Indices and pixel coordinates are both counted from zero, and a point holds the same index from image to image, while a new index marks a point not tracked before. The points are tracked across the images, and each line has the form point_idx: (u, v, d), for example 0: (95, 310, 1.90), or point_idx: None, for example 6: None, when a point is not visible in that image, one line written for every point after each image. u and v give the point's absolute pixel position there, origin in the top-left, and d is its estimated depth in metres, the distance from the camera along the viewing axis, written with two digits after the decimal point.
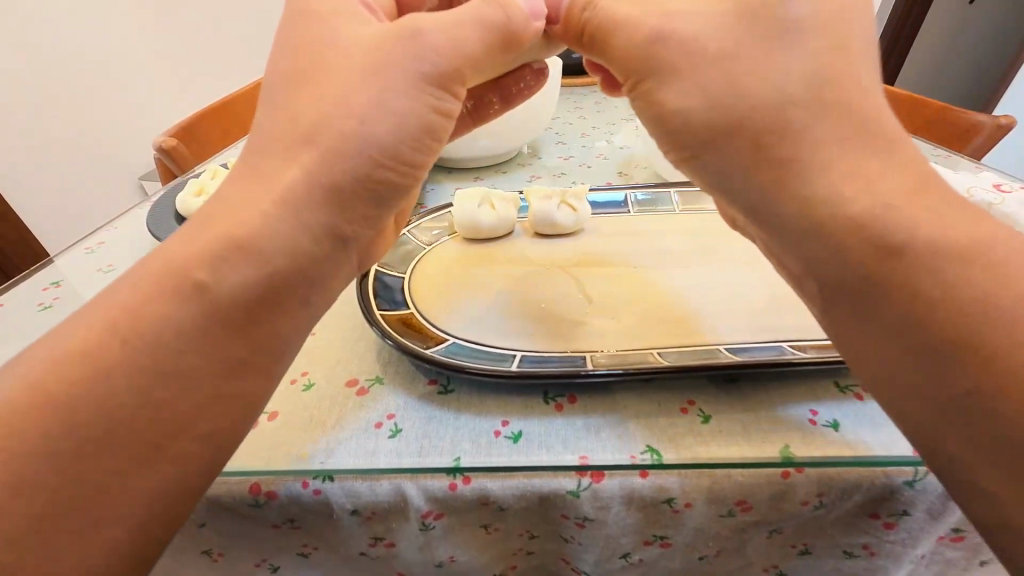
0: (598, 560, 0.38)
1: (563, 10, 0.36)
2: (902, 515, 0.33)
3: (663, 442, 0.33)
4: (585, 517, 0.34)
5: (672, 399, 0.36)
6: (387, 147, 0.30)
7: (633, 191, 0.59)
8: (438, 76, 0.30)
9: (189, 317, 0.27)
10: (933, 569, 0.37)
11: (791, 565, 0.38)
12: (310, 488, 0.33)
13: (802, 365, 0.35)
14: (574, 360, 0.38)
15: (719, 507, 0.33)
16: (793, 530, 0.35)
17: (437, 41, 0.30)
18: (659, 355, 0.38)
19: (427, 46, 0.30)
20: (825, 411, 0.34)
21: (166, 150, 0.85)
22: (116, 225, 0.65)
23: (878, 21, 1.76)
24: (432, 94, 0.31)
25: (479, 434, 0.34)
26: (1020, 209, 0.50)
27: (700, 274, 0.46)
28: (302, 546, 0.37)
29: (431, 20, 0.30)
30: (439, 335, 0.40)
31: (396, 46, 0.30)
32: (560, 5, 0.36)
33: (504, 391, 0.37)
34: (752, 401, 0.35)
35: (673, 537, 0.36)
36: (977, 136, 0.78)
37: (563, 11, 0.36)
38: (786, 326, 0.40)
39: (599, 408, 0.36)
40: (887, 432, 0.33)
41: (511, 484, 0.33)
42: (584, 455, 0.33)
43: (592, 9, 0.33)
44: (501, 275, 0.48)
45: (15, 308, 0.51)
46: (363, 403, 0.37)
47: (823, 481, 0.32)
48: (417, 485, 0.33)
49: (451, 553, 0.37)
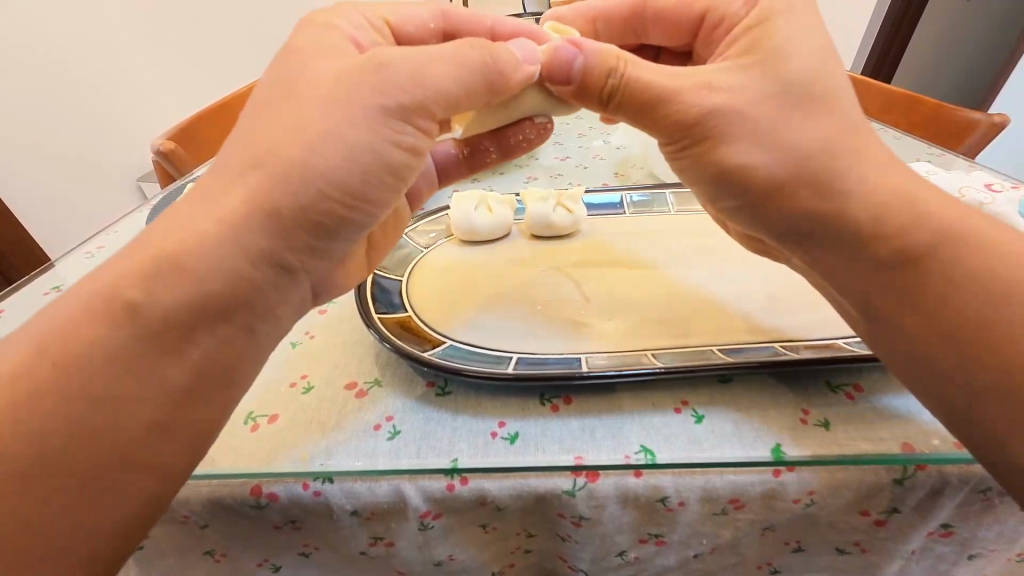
0: (595, 557, 0.38)
1: (578, 72, 0.37)
2: (892, 512, 0.34)
3: (658, 443, 0.34)
4: (581, 516, 0.35)
5: (667, 399, 0.37)
6: (340, 181, 0.30)
7: (629, 192, 0.60)
8: (399, 109, 0.31)
9: (193, 325, 0.28)
10: (926, 564, 0.38)
11: (785, 561, 0.39)
12: (310, 490, 0.34)
13: (794, 365, 0.35)
14: (570, 361, 0.38)
15: (712, 505, 0.34)
16: (786, 527, 0.36)
17: (403, 78, 0.31)
18: (654, 356, 0.38)
19: (392, 80, 0.31)
20: (817, 410, 0.35)
21: (165, 153, 0.85)
22: (117, 229, 0.65)
23: (877, 16, 1.76)
24: (398, 110, 0.31)
25: (477, 435, 0.35)
26: (1012, 208, 0.51)
27: (694, 275, 0.47)
28: (303, 546, 0.37)
29: (398, 54, 0.31)
30: (437, 338, 0.41)
31: (363, 79, 0.31)
32: (573, 66, 0.37)
33: (502, 392, 0.38)
34: (745, 400, 0.36)
35: (668, 534, 0.36)
36: (973, 134, 0.79)
37: (578, 73, 0.37)
38: (777, 327, 0.41)
39: (595, 408, 0.36)
40: (878, 431, 0.33)
41: (508, 484, 0.33)
42: (579, 455, 0.33)
43: (618, 75, 0.35)
44: (499, 277, 0.48)
45: (17, 311, 0.52)
46: (363, 405, 0.37)
47: (814, 479, 0.33)
48: (416, 486, 0.33)
49: (450, 553, 0.38)
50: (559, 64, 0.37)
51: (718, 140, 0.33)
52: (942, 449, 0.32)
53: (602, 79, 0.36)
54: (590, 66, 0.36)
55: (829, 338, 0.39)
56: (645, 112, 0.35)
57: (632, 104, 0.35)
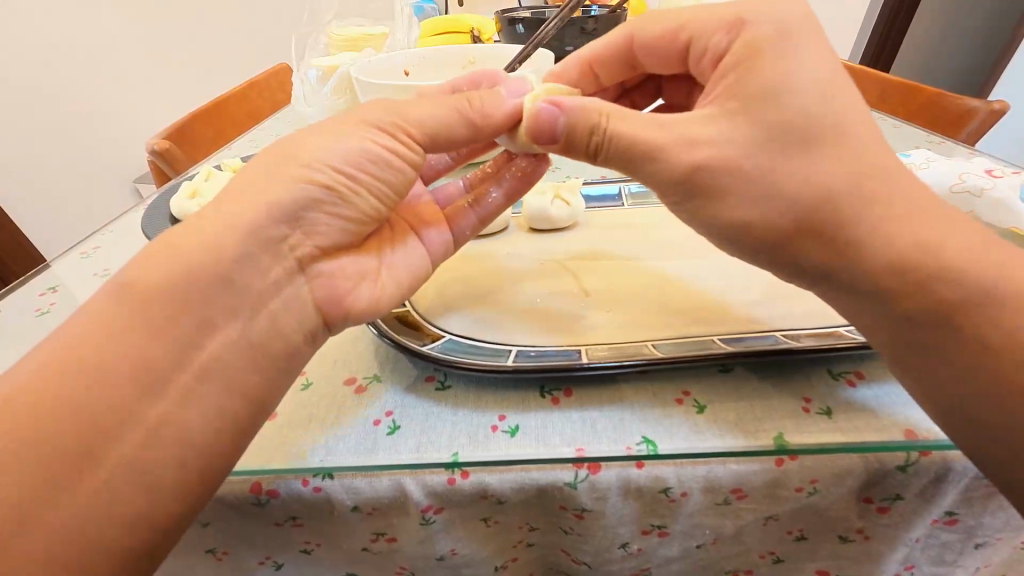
0: (598, 550, 0.38)
1: (562, 128, 0.37)
2: (895, 499, 0.34)
3: (660, 433, 0.33)
4: (583, 507, 0.35)
5: (668, 390, 0.36)
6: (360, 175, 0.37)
7: (626, 183, 0.60)
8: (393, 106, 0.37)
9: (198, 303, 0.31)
10: (931, 553, 0.38)
11: (789, 550, 0.39)
12: (310, 486, 0.33)
13: (795, 354, 0.35)
14: (570, 353, 0.38)
15: (714, 496, 0.34)
16: (789, 516, 0.35)
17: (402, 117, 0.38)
18: (654, 347, 0.38)
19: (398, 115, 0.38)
20: (819, 399, 0.35)
21: (159, 152, 0.85)
22: (113, 229, 0.65)
23: None
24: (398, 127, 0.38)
25: (476, 428, 0.35)
26: (1009, 192, 0.50)
27: (692, 266, 0.47)
28: (306, 543, 0.37)
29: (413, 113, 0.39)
30: (436, 332, 0.40)
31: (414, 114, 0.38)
32: (557, 123, 0.37)
33: (502, 385, 0.37)
34: (746, 389, 0.36)
35: (671, 525, 0.36)
36: (973, 120, 0.78)
37: (562, 129, 0.37)
38: (781, 317, 0.40)
39: (595, 400, 0.36)
40: (881, 417, 0.33)
41: (509, 477, 0.33)
42: (580, 447, 0.33)
43: (600, 133, 0.35)
44: (498, 271, 0.48)
45: (10, 313, 0.52)
46: (361, 402, 0.37)
47: (817, 467, 0.33)
48: (416, 480, 0.33)
49: (452, 548, 0.38)
50: (543, 126, 0.37)
51: (632, 159, 0.35)
52: (946, 436, 0.31)
53: (586, 140, 0.36)
54: (575, 122, 0.36)
55: (829, 325, 0.39)
56: (628, 167, 0.35)
57: (617, 159, 0.35)
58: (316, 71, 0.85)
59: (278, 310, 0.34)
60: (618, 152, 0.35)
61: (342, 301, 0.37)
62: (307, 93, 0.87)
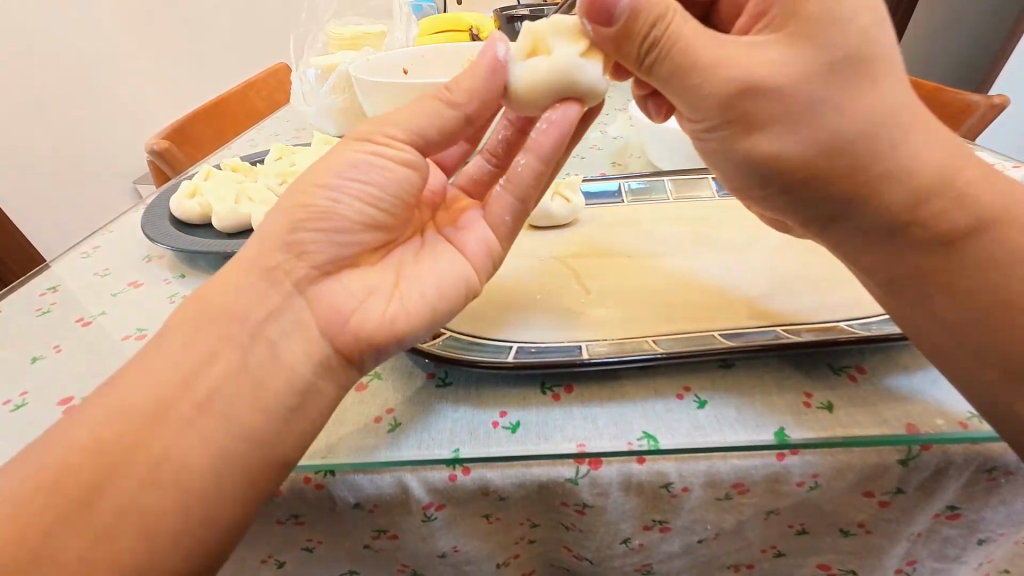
0: (599, 546, 0.38)
1: (623, 22, 0.35)
2: (896, 493, 0.34)
3: (660, 428, 0.33)
4: (584, 503, 0.35)
5: (669, 385, 0.36)
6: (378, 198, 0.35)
7: (626, 179, 0.59)
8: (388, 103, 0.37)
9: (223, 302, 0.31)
10: (933, 548, 0.37)
11: (790, 544, 0.39)
12: (312, 484, 0.33)
13: (795, 348, 0.35)
14: (570, 349, 0.38)
15: (716, 491, 0.34)
16: (790, 510, 0.35)
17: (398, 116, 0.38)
18: (654, 343, 0.38)
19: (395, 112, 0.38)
20: (820, 393, 0.35)
21: (159, 152, 0.85)
22: (112, 229, 0.65)
23: None
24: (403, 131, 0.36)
25: (477, 425, 0.35)
26: None
27: (692, 262, 0.47)
28: (308, 541, 0.37)
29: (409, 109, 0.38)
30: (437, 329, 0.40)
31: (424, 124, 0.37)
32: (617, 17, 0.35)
33: (503, 382, 0.37)
34: (746, 383, 0.36)
35: (673, 521, 0.36)
36: (973, 115, 0.77)
37: (623, 23, 0.35)
38: (781, 312, 0.40)
39: (595, 396, 0.36)
40: (883, 412, 0.33)
41: (510, 473, 0.33)
42: (582, 443, 0.33)
43: (663, 29, 0.33)
44: (498, 268, 0.48)
45: (10, 313, 0.52)
46: (362, 398, 0.37)
47: (818, 461, 0.33)
48: (418, 477, 0.33)
49: (454, 544, 0.38)
50: (602, 12, 0.36)
51: (691, 62, 0.33)
52: (947, 428, 0.31)
53: (644, 34, 0.34)
54: (637, 14, 0.34)
55: (829, 320, 0.38)
56: (678, 80, 0.34)
57: (672, 62, 0.34)
58: (315, 71, 0.85)
59: (283, 330, 0.33)
60: (676, 57, 0.33)
61: (374, 330, 0.35)
62: (307, 93, 0.87)
